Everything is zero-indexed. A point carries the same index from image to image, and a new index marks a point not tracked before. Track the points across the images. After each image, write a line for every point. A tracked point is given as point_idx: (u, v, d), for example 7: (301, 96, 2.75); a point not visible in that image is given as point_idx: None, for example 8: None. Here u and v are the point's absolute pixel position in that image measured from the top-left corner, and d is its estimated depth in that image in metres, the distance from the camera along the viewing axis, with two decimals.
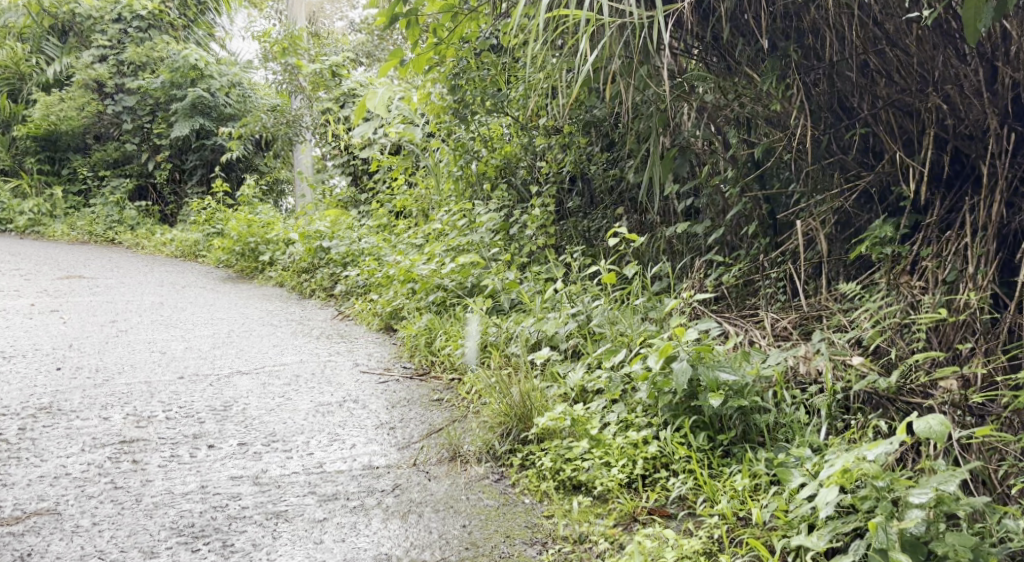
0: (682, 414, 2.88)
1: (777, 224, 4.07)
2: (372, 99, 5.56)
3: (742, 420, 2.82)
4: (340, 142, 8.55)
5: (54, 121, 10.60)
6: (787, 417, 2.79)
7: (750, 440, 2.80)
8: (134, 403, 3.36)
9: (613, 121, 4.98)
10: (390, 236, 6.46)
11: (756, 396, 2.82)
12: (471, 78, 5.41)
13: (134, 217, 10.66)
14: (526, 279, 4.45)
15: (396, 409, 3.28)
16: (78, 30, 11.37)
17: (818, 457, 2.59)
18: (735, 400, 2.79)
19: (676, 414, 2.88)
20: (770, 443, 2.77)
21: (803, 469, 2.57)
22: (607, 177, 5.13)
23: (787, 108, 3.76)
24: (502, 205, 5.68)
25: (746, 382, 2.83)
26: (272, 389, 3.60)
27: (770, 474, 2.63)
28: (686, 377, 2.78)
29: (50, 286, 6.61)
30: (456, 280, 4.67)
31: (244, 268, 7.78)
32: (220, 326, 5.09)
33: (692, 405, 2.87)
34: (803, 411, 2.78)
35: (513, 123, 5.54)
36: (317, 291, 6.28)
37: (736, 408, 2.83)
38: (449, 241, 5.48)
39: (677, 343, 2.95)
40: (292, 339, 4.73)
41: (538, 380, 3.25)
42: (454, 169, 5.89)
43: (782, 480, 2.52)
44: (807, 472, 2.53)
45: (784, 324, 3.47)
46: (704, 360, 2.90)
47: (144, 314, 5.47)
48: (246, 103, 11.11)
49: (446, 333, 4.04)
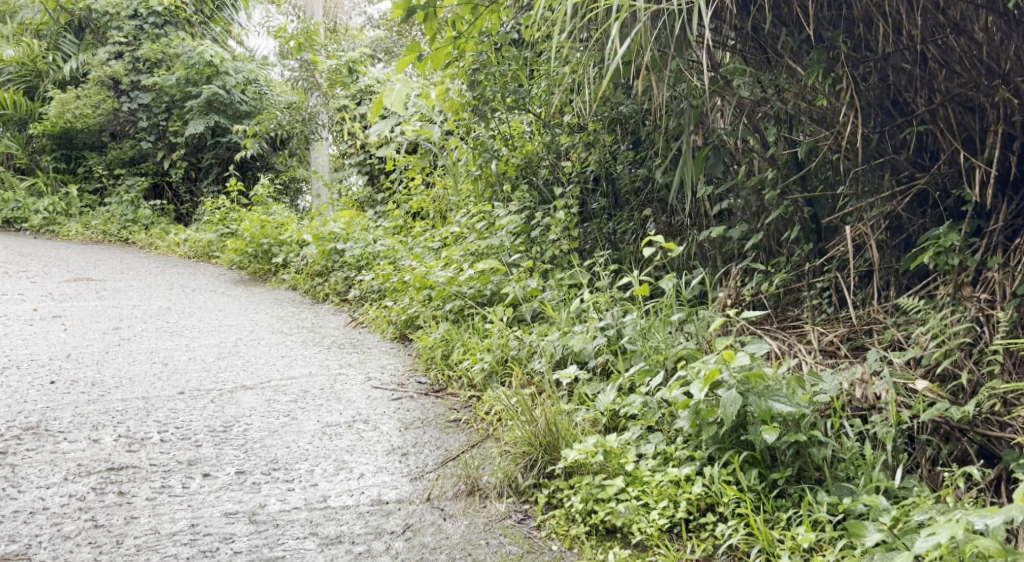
0: (729, 448, 2.63)
1: (820, 229, 3.78)
2: (388, 96, 5.25)
3: (798, 456, 2.58)
4: (356, 140, 8.29)
5: (69, 119, 10.44)
6: (847, 452, 2.60)
7: (807, 479, 2.56)
8: (128, 423, 3.12)
9: (642, 118, 4.71)
10: (406, 239, 6.21)
11: (813, 430, 2.58)
12: (491, 74, 5.09)
13: (148, 216, 10.48)
14: (550, 286, 4.19)
15: (409, 432, 3.03)
16: (94, 26, 11.18)
17: (903, 516, 2.38)
18: (791, 435, 2.55)
19: (721, 447, 2.63)
20: (830, 483, 2.54)
21: (880, 523, 2.35)
22: (634, 177, 4.86)
23: (833, 104, 3.48)
24: (523, 207, 5.42)
25: (803, 413, 2.59)
26: (276, 407, 3.35)
27: (837, 525, 2.41)
28: (737, 408, 2.50)
29: (58, 289, 6.40)
30: (475, 288, 4.41)
31: (257, 270, 7.57)
32: (227, 334, 4.85)
33: (741, 438, 2.62)
34: (867, 446, 2.59)
35: (535, 120, 5.27)
36: (331, 296, 6.05)
37: (790, 442, 2.59)
38: (468, 245, 5.22)
39: (724, 367, 2.66)
40: (302, 349, 4.49)
41: (565, 402, 2.99)
42: (472, 168, 5.57)
43: (857, 537, 2.30)
44: (885, 526, 2.31)
45: (831, 338, 3.26)
46: (755, 387, 2.62)
47: (151, 320, 5.24)
48: (262, 100, 10.88)
49: (464, 345, 3.78)
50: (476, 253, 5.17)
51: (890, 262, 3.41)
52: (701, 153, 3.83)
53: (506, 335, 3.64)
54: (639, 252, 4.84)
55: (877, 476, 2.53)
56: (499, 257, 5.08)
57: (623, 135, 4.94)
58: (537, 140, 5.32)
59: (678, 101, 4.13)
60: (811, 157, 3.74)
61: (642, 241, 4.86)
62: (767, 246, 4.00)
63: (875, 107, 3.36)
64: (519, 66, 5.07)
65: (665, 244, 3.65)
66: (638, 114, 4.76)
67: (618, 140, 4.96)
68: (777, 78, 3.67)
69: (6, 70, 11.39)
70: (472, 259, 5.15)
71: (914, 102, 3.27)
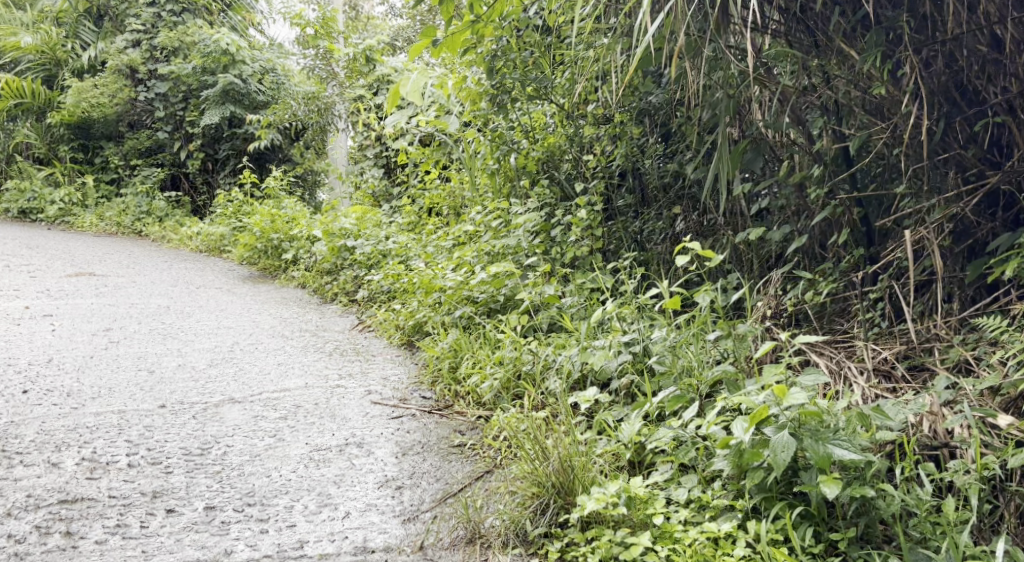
0: (777, 498, 2.31)
1: (872, 232, 3.42)
2: (405, 85, 4.92)
3: (861, 514, 2.28)
4: (372, 132, 7.93)
5: (85, 108, 10.21)
6: (922, 506, 2.29)
7: (874, 541, 2.26)
8: (95, 443, 2.79)
9: (675, 108, 4.35)
10: (420, 236, 5.88)
11: (879, 482, 2.27)
12: (511, 61, 4.76)
13: (163, 208, 10.21)
14: (571, 292, 3.86)
15: (406, 459, 2.70)
16: (113, 14, 10.93)
17: None
18: (857, 489, 2.24)
19: (768, 498, 2.31)
20: (903, 546, 2.24)
21: None
22: (662, 173, 4.51)
23: (892, 93, 3.13)
24: (543, 204, 5.05)
25: (866, 463, 2.26)
26: (263, 426, 3.02)
27: None
28: (790, 455, 2.20)
29: (56, 284, 6.12)
30: (488, 293, 4.06)
31: (268, 267, 7.27)
32: (224, 337, 4.53)
33: (794, 490, 2.31)
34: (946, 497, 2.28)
35: (558, 111, 4.91)
36: (340, 296, 5.74)
37: (854, 496, 2.27)
38: (484, 244, 4.87)
39: (776, 406, 2.35)
40: (301, 356, 4.15)
41: (583, 431, 2.66)
42: (489, 162, 5.20)
43: None
44: None
45: (887, 357, 2.92)
46: (811, 428, 2.30)
47: (146, 321, 4.92)
48: (280, 90, 10.55)
49: (475, 357, 3.47)
50: (492, 254, 4.82)
51: (955, 271, 3.05)
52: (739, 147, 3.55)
53: (521, 347, 3.30)
54: (668, 255, 4.48)
55: (962, 538, 2.21)
56: (517, 257, 4.73)
57: (651, 128, 4.58)
58: (560, 132, 4.95)
59: (716, 90, 3.80)
60: (863, 153, 3.38)
61: (670, 243, 4.49)
62: (812, 251, 3.64)
63: (940, 96, 3.00)
64: (541, 52, 4.75)
65: (699, 250, 3.31)
66: (669, 104, 4.40)
67: (647, 132, 4.60)
68: (826, 63, 3.32)
69: (25, 58, 11.17)
70: (488, 261, 4.81)
71: (987, 90, 2.93)
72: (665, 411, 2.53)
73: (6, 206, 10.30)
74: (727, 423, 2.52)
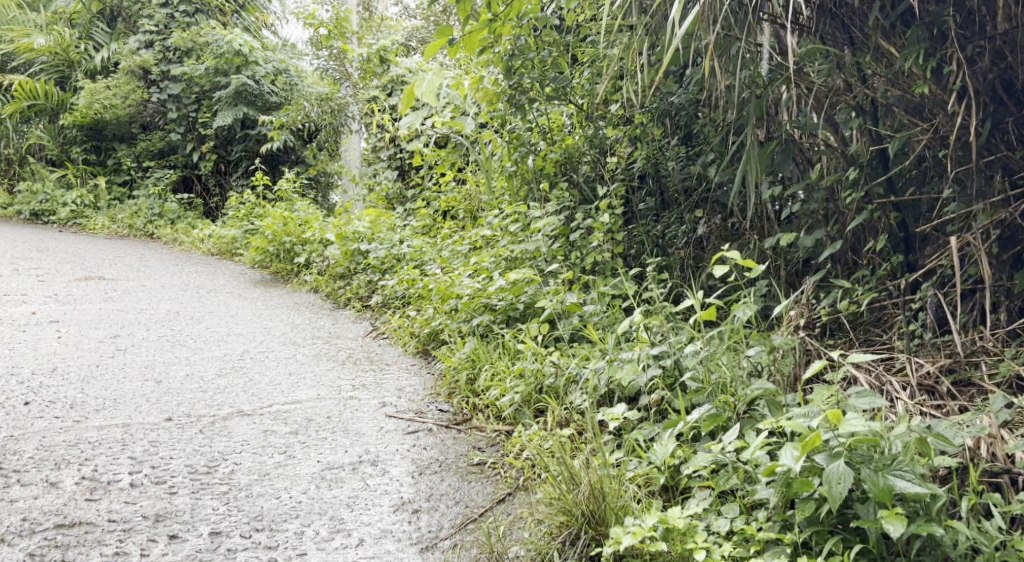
0: (830, 532, 2.19)
1: (910, 238, 3.29)
2: (420, 86, 4.77)
3: (921, 548, 2.15)
4: (385, 134, 7.79)
5: (98, 109, 10.12)
6: (992, 540, 2.17)
7: None
8: (97, 460, 2.66)
9: (699, 108, 4.22)
10: (435, 240, 5.75)
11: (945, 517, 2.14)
12: (529, 60, 4.55)
13: (175, 210, 10.11)
14: (593, 300, 3.73)
15: (423, 479, 2.58)
16: (126, 15, 10.81)
17: None
18: (921, 526, 2.11)
19: (819, 531, 2.19)
20: None
21: None
22: (684, 175, 4.37)
23: (936, 93, 3.03)
24: (561, 207, 4.90)
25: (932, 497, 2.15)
26: (272, 442, 2.89)
27: None
28: (846, 486, 2.11)
29: (65, 289, 6.01)
30: (507, 300, 3.92)
31: (279, 271, 7.15)
32: (234, 345, 4.41)
33: (849, 524, 2.20)
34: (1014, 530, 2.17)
35: (577, 112, 4.77)
36: (353, 301, 5.62)
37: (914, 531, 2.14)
38: (501, 249, 4.73)
39: (829, 433, 2.26)
40: (312, 365, 4.02)
41: (613, 452, 2.56)
42: (507, 164, 5.00)
43: None
44: None
45: (930, 370, 2.76)
46: (862, 457, 2.22)
47: (154, 327, 4.80)
48: (293, 91, 10.42)
49: (493, 368, 3.34)
50: (510, 259, 4.68)
51: (1003, 280, 2.91)
52: (768, 148, 3.46)
53: (543, 359, 3.17)
54: (692, 260, 4.33)
55: None
56: (535, 263, 4.59)
57: (673, 129, 4.44)
58: (578, 134, 4.81)
59: (745, 91, 3.69)
60: (902, 156, 3.26)
61: (693, 248, 4.34)
62: (845, 258, 3.51)
63: (986, 96, 2.90)
64: (560, 51, 4.59)
65: (740, 258, 3.14)
66: (692, 105, 4.27)
67: (669, 134, 4.46)
68: (864, 62, 3.21)
69: (38, 59, 11.09)
70: (506, 267, 4.67)
71: None
72: (701, 433, 2.42)
73: (18, 208, 10.22)
74: (772, 447, 2.39)
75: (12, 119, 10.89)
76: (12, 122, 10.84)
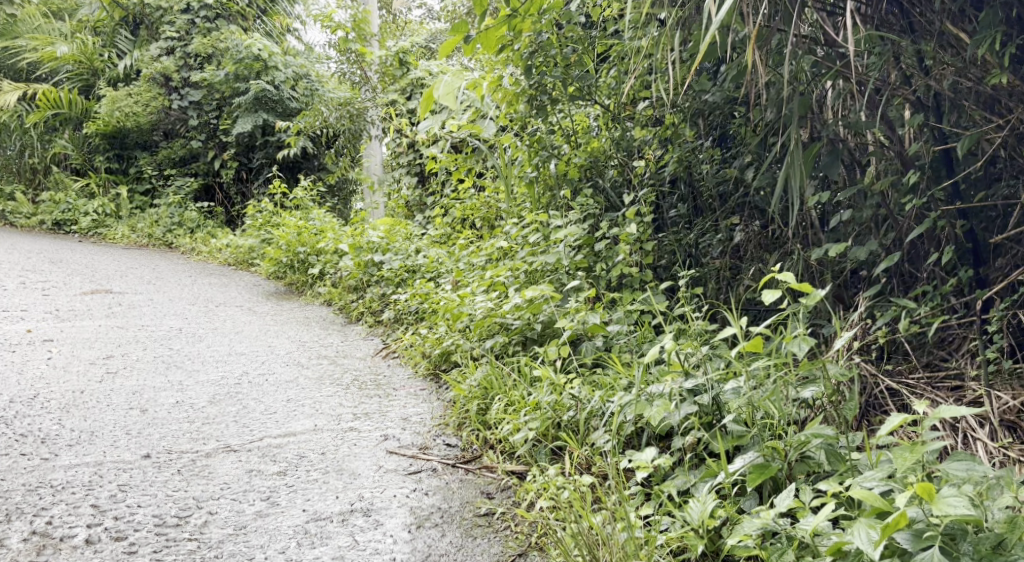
0: None
1: (978, 247, 3.06)
2: (437, 89, 4.38)
3: None
4: (405, 139, 7.45)
5: (120, 117, 9.87)
6: None
7: None
8: (54, 510, 2.35)
9: (733, 108, 3.92)
10: (455, 250, 5.44)
11: None
12: (551, 57, 4.22)
13: (195, 219, 9.86)
14: (621, 319, 3.43)
15: (421, 535, 2.30)
16: (149, 21, 10.50)
17: None
18: None
19: None
20: None
21: None
22: (716, 179, 4.00)
23: (1015, 84, 2.90)
24: (585, 215, 4.52)
25: None
26: (256, 485, 2.57)
27: None
28: None
29: (68, 304, 5.72)
30: (523, 319, 3.59)
31: (295, 282, 6.86)
32: (234, 367, 4.09)
33: None
34: None
35: (602, 113, 4.45)
36: (365, 316, 5.30)
37: None
38: (521, 262, 4.38)
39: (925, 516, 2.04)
40: (314, 390, 3.68)
41: (645, 510, 2.27)
42: (527, 169, 4.63)
43: None
44: None
45: (1014, 406, 2.67)
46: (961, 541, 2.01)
47: (152, 346, 4.49)
48: (314, 96, 9.96)
49: (506, 398, 3.02)
50: (530, 274, 4.32)
51: None
52: (811, 147, 3.21)
53: (562, 391, 2.86)
54: (728, 273, 3.98)
55: None
56: (557, 276, 4.22)
57: (706, 130, 4.10)
58: (604, 136, 4.47)
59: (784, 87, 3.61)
60: (970, 158, 3.08)
61: (729, 257, 3.97)
62: (901, 271, 3.24)
63: None
64: (585, 48, 4.25)
65: (795, 282, 2.67)
66: (728, 104, 3.93)
67: (702, 135, 4.13)
68: (928, 51, 3.05)
69: (63, 69, 10.92)
70: (526, 281, 4.32)
71: None
72: (750, 488, 2.14)
73: (40, 217, 10.01)
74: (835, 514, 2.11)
75: (35, 128, 10.69)
76: (36, 131, 10.65)
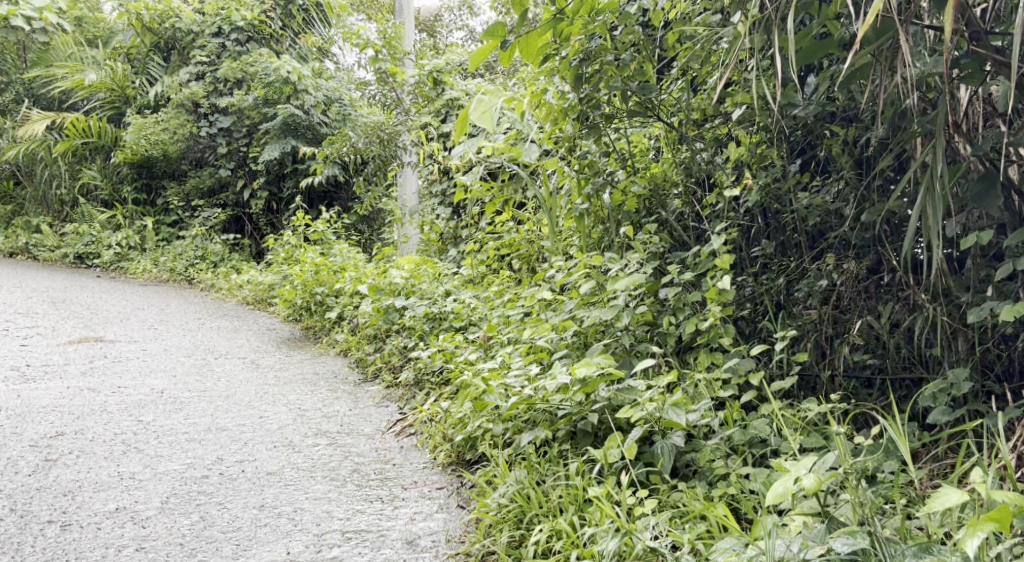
0: None
1: None
2: (473, 109, 3.41)
3: None
4: (435, 165, 6.57)
5: (146, 145, 9.19)
6: None
7: None
8: None
9: (828, 125, 3.01)
10: (490, 296, 4.57)
11: None
12: (605, 66, 3.34)
13: (218, 252, 9.10)
14: (698, 407, 2.56)
15: None
16: (180, 45, 9.79)
17: None
18: None
19: None
20: None
21: None
22: (812, 211, 3.07)
23: None
24: (648, 259, 3.51)
25: None
26: None
27: None
28: None
29: (46, 357, 4.97)
30: (572, 403, 2.74)
31: (313, 326, 6.02)
32: (206, 450, 3.24)
33: None
34: None
35: (665, 133, 3.52)
36: (382, 372, 4.45)
37: None
38: (568, 317, 3.49)
39: None
40: (299, 488, 2.82)
41: None
42: (576, 202, 3.67)
43: None
44: None
45: None
46: None
47: (117, 417, 3.68)
48: (346, 122, 9.11)
49: (551, 527, 2.32)
50: (580, 333, 3.42)
51: None
52: (957, 172, 2.49)
53: (632, 533, 2.20)
54: (830, 329, 3.03)
55: None
56: (611, 335, 3.33)
57: (795, 151, 3.19)
58: (666, 159, 3.53)
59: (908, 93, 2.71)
60: None
61: (830, 308, 3.02)
62: None
63: None
64: (647, 54, 3.36)
65: None
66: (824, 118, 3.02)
67: (790, 157, 3.22)
68: None
69: (95, 96, 10.25)
70: (574, 343, 3.42)
71: None
72: None
73: (63, 250, 9.38)
74: None
75: (63, 158, 10.05)
76: (65, 160, 10.01)
